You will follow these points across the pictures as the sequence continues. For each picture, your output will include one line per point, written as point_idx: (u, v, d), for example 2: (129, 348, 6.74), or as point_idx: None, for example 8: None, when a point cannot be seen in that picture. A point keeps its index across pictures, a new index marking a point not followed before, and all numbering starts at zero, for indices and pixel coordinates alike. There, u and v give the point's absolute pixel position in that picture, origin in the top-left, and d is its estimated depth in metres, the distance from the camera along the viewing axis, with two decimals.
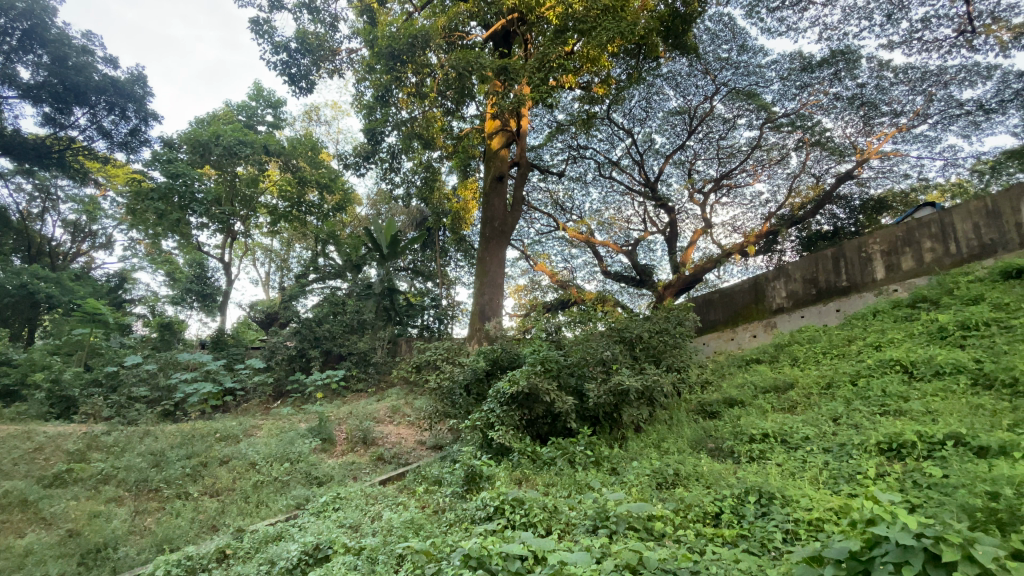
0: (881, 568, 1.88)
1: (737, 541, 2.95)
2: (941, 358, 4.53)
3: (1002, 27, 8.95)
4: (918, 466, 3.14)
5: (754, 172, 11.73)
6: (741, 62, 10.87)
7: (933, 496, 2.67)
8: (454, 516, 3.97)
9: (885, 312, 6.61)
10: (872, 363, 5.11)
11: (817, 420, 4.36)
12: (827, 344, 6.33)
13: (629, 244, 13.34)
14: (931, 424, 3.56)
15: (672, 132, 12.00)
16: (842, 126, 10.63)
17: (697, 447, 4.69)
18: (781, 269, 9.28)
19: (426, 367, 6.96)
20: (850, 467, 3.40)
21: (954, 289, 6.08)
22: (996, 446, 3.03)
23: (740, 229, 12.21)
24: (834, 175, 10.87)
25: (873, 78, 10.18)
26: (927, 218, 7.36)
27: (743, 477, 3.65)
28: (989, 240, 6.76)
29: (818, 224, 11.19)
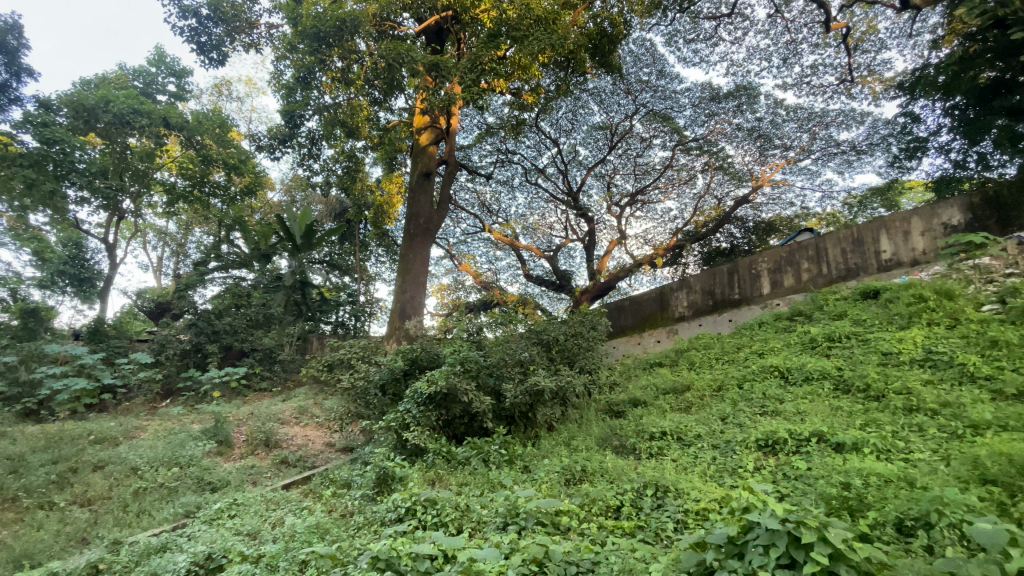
0: (754, 551, 2.14)
1: (634, 531, 3.19)
2: (811, 365, 5.18)
3: (875, 80, 10.41)
4: (788, 460, 3.59)
5: (666, 190, 12.59)
6: (660, 86, 11.66)
7: (798, 486, 3.06)
8: (362, 519, 3.87)
9: (768, 323, 7.42)
10: (756, 368, 5.72)
11: (708, 419, 4.80)
12: (720, 350, 6.99)
13: (551, 250, 13.72)
14: (800, 423, 4.07)
15: (595, 145, 12.59)
16: (741, 154, 11.76)
17: (604, 445, 4.98)
18: (684, 281, 10.12)
19: (338, 366, 6.70)
20: (734, 462, 3.79)
21: (824, 305, 6.99)
22: (850, 442, 3.52)
23: (652, 242, 13.05)
24: (733, 198, 11.97)
25: (769, 113, 11.39)
26: (806, 242, 8.37)
27: (643, 472, 3.93)
28: (853, 264, 7.79)
29: (718, 242, 12.29)
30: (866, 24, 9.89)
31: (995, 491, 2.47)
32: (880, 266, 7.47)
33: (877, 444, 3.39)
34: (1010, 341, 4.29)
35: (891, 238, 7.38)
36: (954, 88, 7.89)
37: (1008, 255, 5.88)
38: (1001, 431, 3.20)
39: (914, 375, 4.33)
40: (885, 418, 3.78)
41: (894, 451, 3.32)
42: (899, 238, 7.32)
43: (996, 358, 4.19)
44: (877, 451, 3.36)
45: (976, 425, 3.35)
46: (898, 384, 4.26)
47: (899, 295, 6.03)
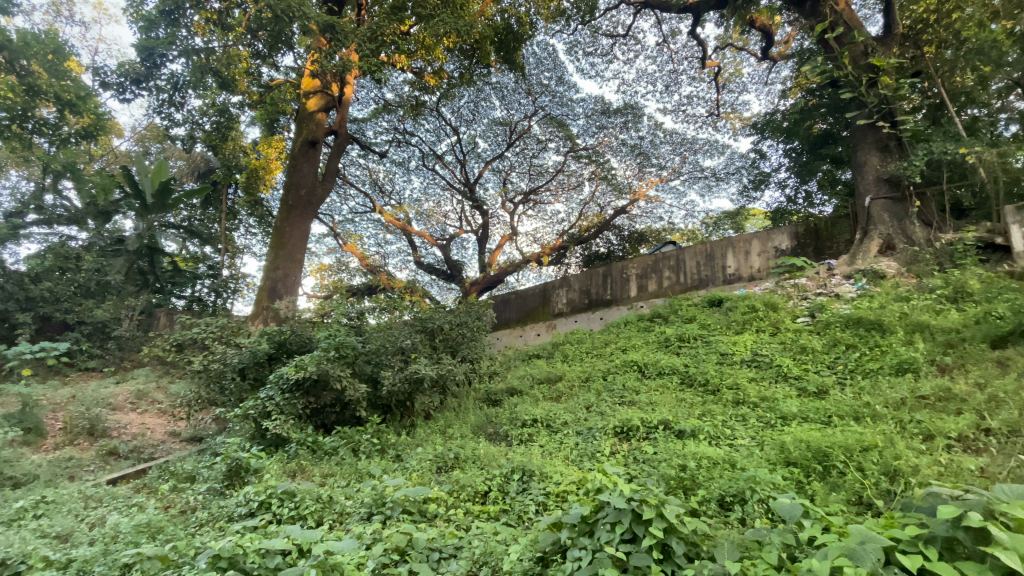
0: (603, 528, 2.33)
1: (499, 515, 3.32)
2: (665, 361, 5.82)
3: (734, 118, 11.93)
4: (639, 445, 3.99)
5: (556, 193, 13.13)
6: (558, 92, 12.12)
7: (645, 469, 3.42)
8: (206, 516, 3.48)
9: (633, 322, 8.16)
10: (619, 362, 6.27)
11: (575, 408, 5.14)
12: (591, 345, 7.55)
13: (443, 239, 13.58)
14: (652, 412, 4.55)
15: (494, 140, 12.73)
16: (624, 167, 12.72)
17: (478, 433, 5.09)
18: (565, 279, 10.76)
19: (190, 346, 5.93)
20: (593, 447, 4.11)
21: (679, 309, 7.88)
22: (689, 430, 4.03)
23: (540, 240, 13.56)
24: (614, 208, 12.92)
25: (650, 134, 12.48)
26: (669, 253, 9.37)
27: (512, 457, 4.09)
28: (704, 276, 8.87)
29: (598, 246, 13.21)
30: (734, 66, 11.26)
31: (794, 472, 2.99)
32: (725, 279, 8.60)
33: (709, 431, 3.91)
34: (814, 348, 5.21)
35: (736, 256, 8.55)
36: (794, 134, 9.34)
37: (819, 278, 7.12)
38: (802, 421, 3.87)
39: (742, 373, 5.08)
40: (718, 409, 4.38)
41: (722, 437, 3.85)
42: (741, 256, 8.49)
43: (803, 361, 5.06)
44: (709, 437, 3.89)
45: (785, 416, 4.01)
46: (730, 380, 4.95)
47: (738, 305, 7.01)
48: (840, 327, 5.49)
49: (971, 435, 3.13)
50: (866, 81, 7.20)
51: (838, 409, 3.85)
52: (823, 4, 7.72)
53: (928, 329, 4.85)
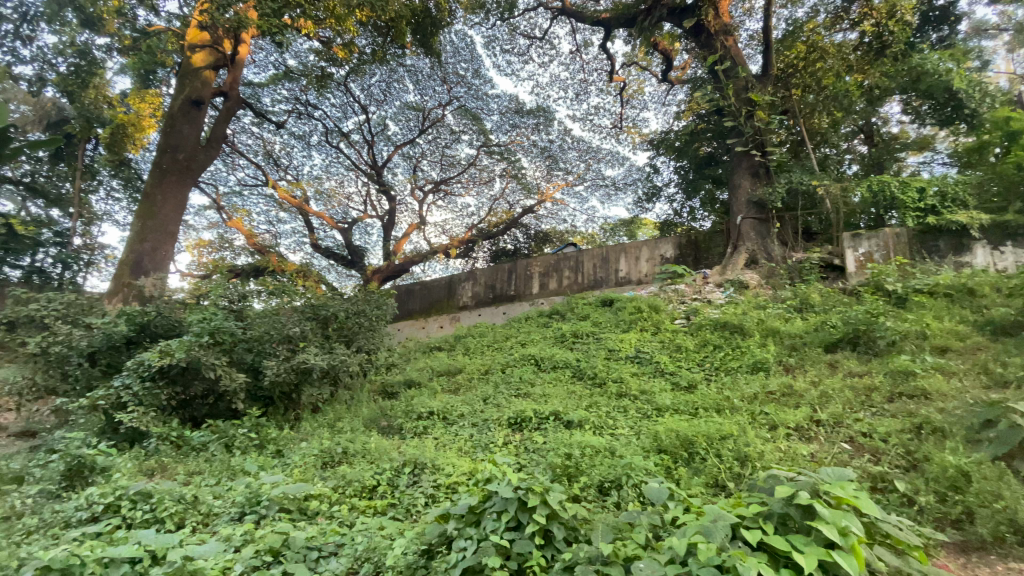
0: (490, 517, 2.38)
1: (386, 509, 3.25)
2: (560, 356, 6.07)
3: (635, 132, 12.78)
4: (530, 436, 4.13)
5: (467, 186, 13.05)
6: (473, 84, 12.06)
7: (534, 458, 3.55)
8: (34, 523, 2.96)
9: (533, 318, 8.41)
10: (518, 356, 6.43)
11: (472, 400, 5.18)
12: (492, 338, 7.65)
13: (345, 222, 12.88)
14: (544, 404, 4.73)
15: (405, 124, 12.34)
16: (533, 167, 13.02)
17: (370, 427, 4.92)
18: (471, 272, 10.79)
19: (24, 325, 5.01)
20: (487, 438, 4.17)
21: (575, 307, 8.27)
22: (576, 420, 4.25)
23: (448, 232, 13.41)
24: (522, 207, 13.19)
25: (559, 138, 12.92)
26: (569, 253, 9.81)
27: (404, 451, 4.01)
28: (599, 277, 9.43)
29: (505, 243, 13.45)
30: (637, 84, 12.04)
31: (664, 458, 3.29)
32: (617, 281, 9.22)
33: (594, 422, 4.16)
34: (688, 347, 5.77)
35: (627, 260, 9.21)
36: (684, 153, 10.25)
37: (696, 285, 7.90)
38: (673, 412, 4.28)
39: (626, 368, 5.48)
40: (603, 402, 4.68)
41: (605, 427, 4.13)
42: (632, 261, 9.17)
43: (677, 358, 5.60)
44: (593, 427, 4.14)
45: (659, 407, 4.41)
46: (616, 374, 5.32)
47: (627, 305, 7.54)
48: (710, 329, 6.15)
49: (805, 425, 3.68)
50: (745, 113, 8.11)
51: (704, 402, 4.31)
52: (715, 37, 8.54)
53: (779, 334, 5.60)
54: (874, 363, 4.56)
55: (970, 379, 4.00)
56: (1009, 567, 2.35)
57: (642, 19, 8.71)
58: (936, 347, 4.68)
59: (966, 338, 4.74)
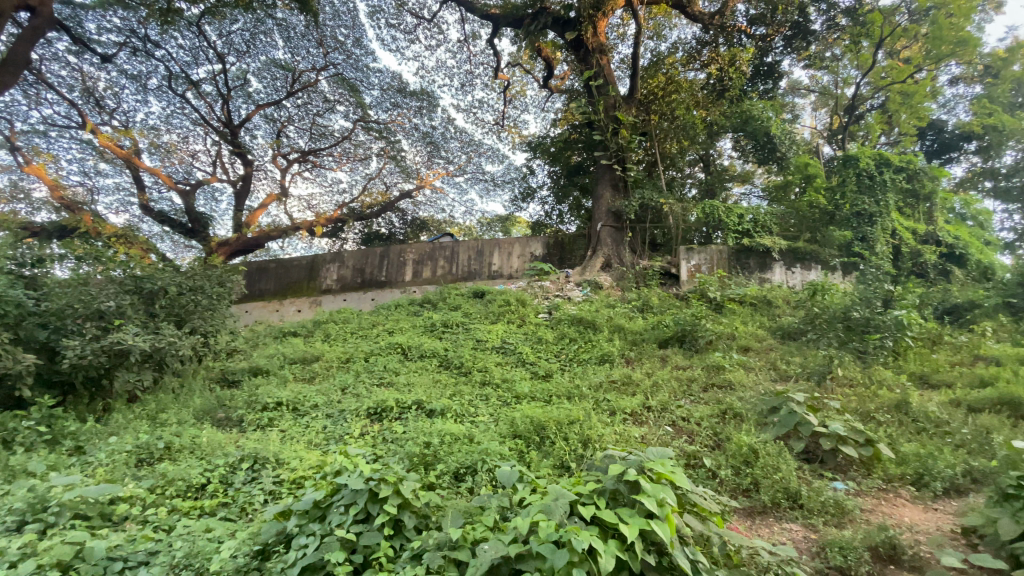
0: (336, 511, 2.27)
1: (216, 510, 2.91)
2: (427, 345, 6.02)
3: (516, 131, 13.15)
4: (388, 426, 4.02)
5: (339, 160, 12.18)
6: (353, 54, 11.28)
7: (391, 448, 3.47)
8: None
9: (402, 306, 8.21)
10: (383, 344, 6.22)
11: (329, 390, 4.88)
12: (356, 325, 7.29)
13: (186, 183, 11.15)
14: (406, 393, 4.64)
15: (271, 83, 11.11)
16: (413, 152, 12.64)
17: (203, 420, 4.35)
18: (337, 254, 10.13)
19: None
20: (342, 429, 3.96)
21: (447, 297, 8.26)
22: (438, 409, 4.25)
23: (314, 208, 12.40)
24: (399, 190, 12.74)
25: (442, 125, 12.72)
26: (445, 243, 9.78)
27: (244, 444, 3.62)
28: (472, 269, 9.60)
29: (378, 226, 12.89)
30: (520, 85, 12.38)
31: (519, 443, 3.45)
32: (489, 275, 9.52)
33: (456, 410, 4.21)
34: (548, 340, 6.13)
35: (501, 255, 9.58)
36: (557, 159, 10.85)
37: (559, 282, 8.41)
38: (531, 399, 4.52)
39: (491, 358, 5.63)
40: (466, 391, 4.75)
41: (466, 414, 4.19)
42: (505, 256, 9.58)
43: (538, 350, 5.91)
44: (455, 415, 4.18)
45: (518, 395, 4.62)
46: (481, 364, 5.44)
47: (496, 298, 7.76)
48: (569, 324, 6.61)
49: (640, 411, 4.17)
50: (612, 129, 8.85)
51: (557, 390, 4.63)
52: (592, 54, 9.14)
53: (624, 330, 6.25)
54: (696, 358, 5.34)
55: (763, 373, 4.91)
56: (781, 525, 2.90)
57: (528, 23, 8.95)
58: (741, 347, 5.64)
59: (763, 340, 5.80)
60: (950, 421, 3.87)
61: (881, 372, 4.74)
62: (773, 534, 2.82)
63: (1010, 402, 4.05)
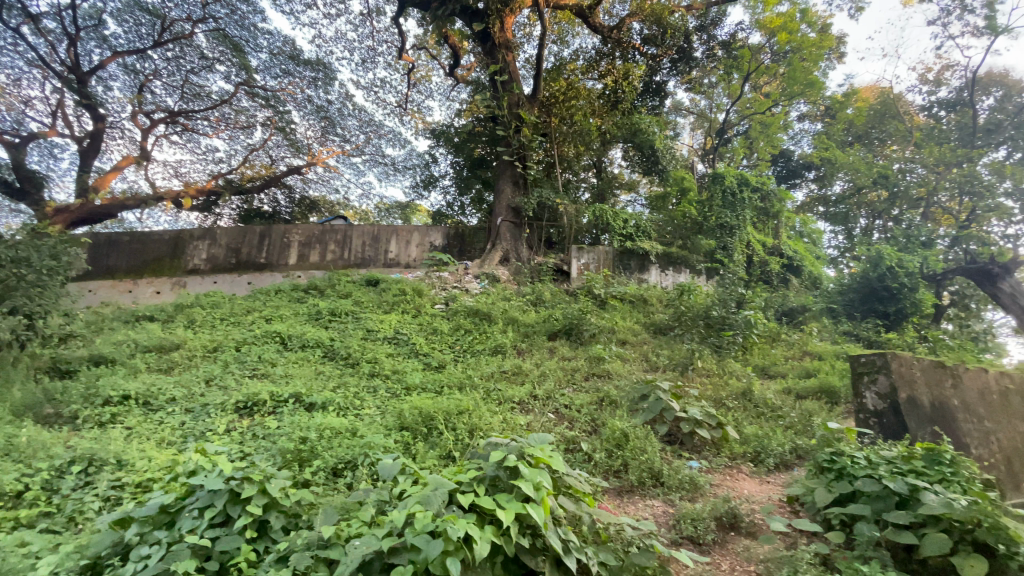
0: (188, 516, 2.05)
1: (34, 522, 2.45)
2: (310, 334, 5.64)
3: (419, 117, 12.78)
4: (261, 421, 3.70)
5: (216, 126, 10.86)
6: (239, 9, 10.11)
7: (262, 445, 3.18)
8: None
9: (284, 291, 7.59)
10: (260, 332, 5.71)
11: (191, 382, 4.36)
12: (228, 311, 6.59)
13: (13, 134, 9.17)
14: (283, 386, 4.31)
15: (133, 29, 9.58)
16: (305, 126, 11.71)
17: (21, 417, 3.63)
18: (208, 231, 9.07)
19: None
20: (204, 426, 3.56)
21: (336, 284, 7.80)
22: (319, 402, 4.00)
23: (182, 177, 10.94)
24: (287, 165, 11.74)
25: (339, 101, 11.93)
26: (337, 226, 9.22)
27: (77, 444, 3.09)
28: (366, 256, 9.21)
29: (260, 203, 11.75)
30: (425, 70, 12.04)
31: (405, 435, 3.37)
32: (385, 262, 9.22)
33: (339, 402, 3.99)
34: (442, 330, 6.07)
35: (397, 242, 9.32)
36: (461, 149, 10.78)
37: (457, 274, 8.36)
38: (421, 390, 4.45)
39: (381, 349, 5.43)
40: (352, 382, 4.54)
41: (350, 407, 3.99)
42: (403, 244, 9.34)
43: (431, 341, 5.83)
44: (338, 408, 3.96)
45: (407, 386, 4.52)
46: (370, 355, 5.22)
47: (391, 287, 7.51)
48: (464, 315, 6.61)
49: (527, 400, 4.31)
50: (515, 126, 8.97)
51: (448, 380, 4.61)
52: (498, 49, 9.17)
53: (517, 323, 6.42)
54: (580, 350, 5.65)
55: (637, 364, 5.36)
56: (645, 502, 3.19)
57: (436, 7, 8.71)
58: (621, 340, 6.08)
59: (638, 334, 6.32)
60: (782, 406, 4.55)
61: (732, 364, 5.43)
62: (638, 510, 3.09)
63: (826, 389, 4.88)
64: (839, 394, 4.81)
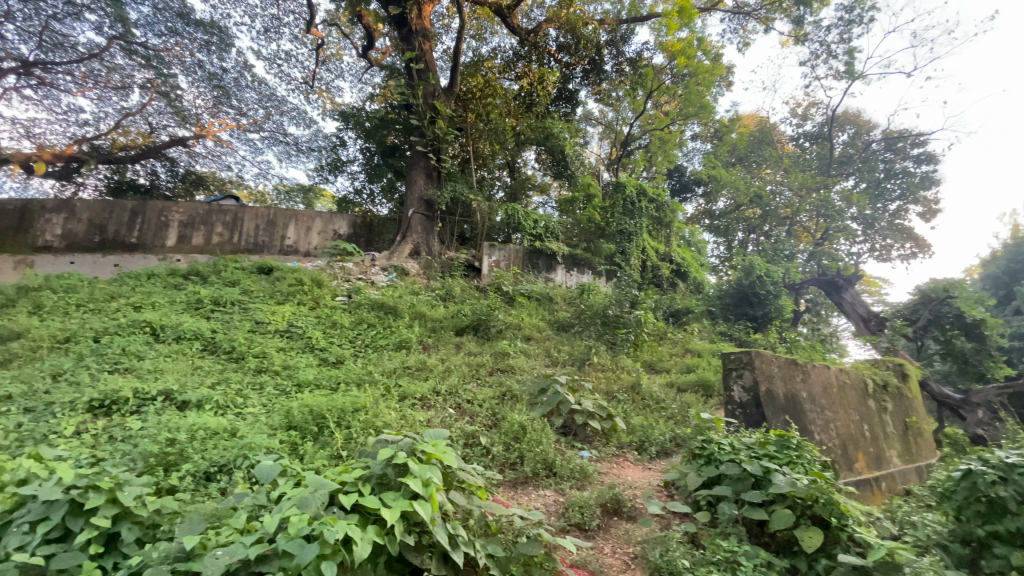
0: (14, 533, 1.78)
1: None
2: (187, 324, 5.09)
3: (327, 96, 12.06)
4: (121, 421, 3.27)
5: (82, 83, 9.34)
6: None
7: (120, 449, 2.81)
8: None
9: (159, 277, 6.78)
10: (126, 321, 5.05)
11: (32, 377, 3.74)
12: (86, 297, 5.73)
13: None
14: (151, 382, 3.85)
15: None
16: (194, 94, 10.54)
17: None
18: (65, 203, 7.82)
19: None
20: (46, 428, 3.07)
21: (222, 270, 7.11)
22: (195, 400, 3.62)
23: (34, 138, 9.29)
24: (169, 135, 10.48)
25: (236, 70, 10.89)
26: (227, 207, 8.42)
27: None
28: (260, 241, 8.54)
29: (134, 175, 10.37)
30: (336, 48, 11.40)
31: (292, 435, 3.17)
32: (281, 249, 8.62)
33: (218, 400, 3.65)
34: (342, 324, 5.79)
35: (296, 229, 8.76)
36: (372, 135, 10.36)
37: (362, 265, 8.03)
38: (314, 387, 4.21)
39: (272, 342, 5.05)
40: (235, 377, 4.18)
41: (231, 406, 3.67)
42: (302, 231, 8.80)
43: (330, 335, 5.53)
44: (216, 407, 3.62)
45: (299, 383, 4.26)
46: (258, 348, 4.84)
47: (286, 276, 7.00)
48: (367, 308, 6.36)
49: (428, 395, 4.26)
50: (429, 117, 8.83)
51: (345, 376, 4.42)
52: (414, 36, 8.94)
53: (424, 318, 6.33)
54: (486, 346, 5.71)
55: (538, 359, 5.54)
56: (537, 492, 3.31)
57: None
58: (525, 337, 6.24)
59: (542, 331, 6.54)
60: (665, 398, 4.97)
61: (624, 360, 5.83)
62: (529, 501, 3.20)
63: (703, 383, 5.41)
64: (713, 387, 5.37)
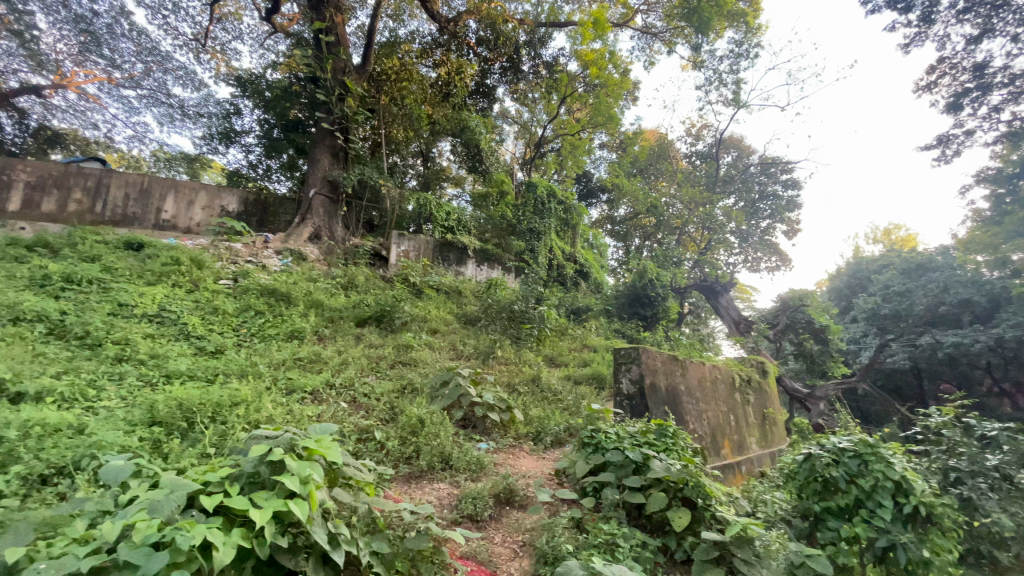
0: None
1: None
2: (27, 304, 4.33)
3: (222, 59, 10.90)
4: None
5: None
6: None
7: None
8: None
9: None
10: None
11: None
12: None
13: None
14: None
15: None
16: (54, 36, 9.02)
17: None
18: None
19: None
20: None
21: (79, 243, 6.15)
22: (32, 392, 3.10)
23: None
24: (19, 81, 8.84)
25: (109, 15, 9.45)
26: (88, 170, 7.30)
27: None
28: (130, 213, 7.50)
29: None
30: (235, 7, 10.33)
31: (154, 432, 2.82)
32: (156, 224, 7.63)
33: (64, 393, 3.16)
34: (226, 310, 5.28)
35: (176, 201, 7.82)
36: (272, 107, 9.56)
37: (254, 247, 7.37)
38: (187, 379, 3.80)
39: (137, 328, 4.46)
40: (89, 366, 3.64)
41: (80, 399, 3.18)
42: (183, 204, 7.88)
43: (210, 322, 5.02)
44: (60, 400, 3.13)
45: (169, 374, 3.82)
46: (119, 334, 4.25)
47: (160, 254, 6.20)
48: (257, 294, 5.87)
49: (320, 389, 4.04)
50: (337, 94, 8.35)
51: (225, 367, 4.04)
52: (325, 6, 8.39)
53: (321, 306, 5.98)
54: (389, 338, 5.54)
55: (443, 352, 5.49)
56: (432, 486, 3.28)
57: None
58: (431, 329, 6.15)
59: (449, 324, 6.49)
60: (562, 390, 5.19)
61: (527, 354, 5.99)
62: (423, 494, 3.17)
63: (597, 377, 5.74)
64: (605, 380, 5.73)
